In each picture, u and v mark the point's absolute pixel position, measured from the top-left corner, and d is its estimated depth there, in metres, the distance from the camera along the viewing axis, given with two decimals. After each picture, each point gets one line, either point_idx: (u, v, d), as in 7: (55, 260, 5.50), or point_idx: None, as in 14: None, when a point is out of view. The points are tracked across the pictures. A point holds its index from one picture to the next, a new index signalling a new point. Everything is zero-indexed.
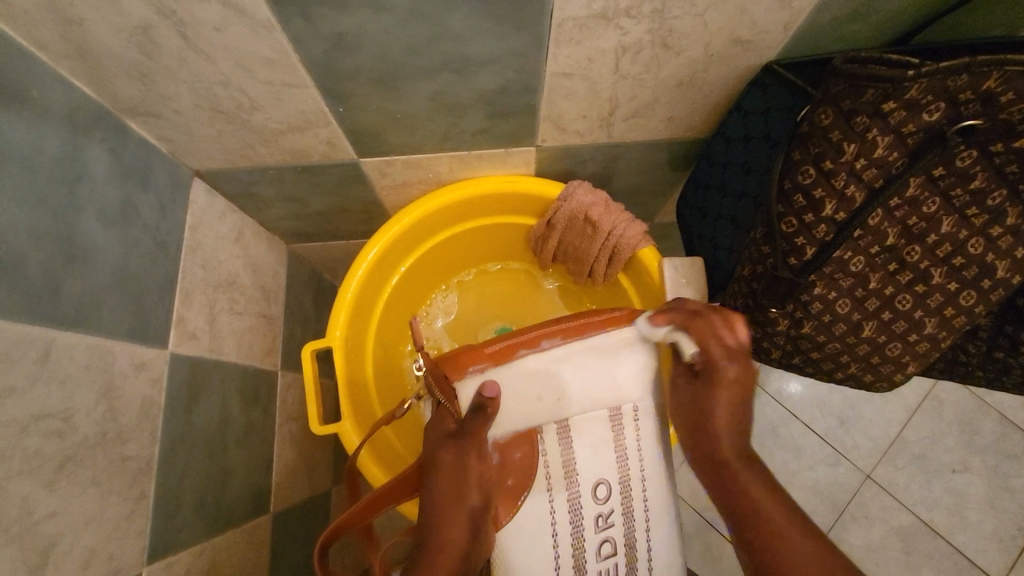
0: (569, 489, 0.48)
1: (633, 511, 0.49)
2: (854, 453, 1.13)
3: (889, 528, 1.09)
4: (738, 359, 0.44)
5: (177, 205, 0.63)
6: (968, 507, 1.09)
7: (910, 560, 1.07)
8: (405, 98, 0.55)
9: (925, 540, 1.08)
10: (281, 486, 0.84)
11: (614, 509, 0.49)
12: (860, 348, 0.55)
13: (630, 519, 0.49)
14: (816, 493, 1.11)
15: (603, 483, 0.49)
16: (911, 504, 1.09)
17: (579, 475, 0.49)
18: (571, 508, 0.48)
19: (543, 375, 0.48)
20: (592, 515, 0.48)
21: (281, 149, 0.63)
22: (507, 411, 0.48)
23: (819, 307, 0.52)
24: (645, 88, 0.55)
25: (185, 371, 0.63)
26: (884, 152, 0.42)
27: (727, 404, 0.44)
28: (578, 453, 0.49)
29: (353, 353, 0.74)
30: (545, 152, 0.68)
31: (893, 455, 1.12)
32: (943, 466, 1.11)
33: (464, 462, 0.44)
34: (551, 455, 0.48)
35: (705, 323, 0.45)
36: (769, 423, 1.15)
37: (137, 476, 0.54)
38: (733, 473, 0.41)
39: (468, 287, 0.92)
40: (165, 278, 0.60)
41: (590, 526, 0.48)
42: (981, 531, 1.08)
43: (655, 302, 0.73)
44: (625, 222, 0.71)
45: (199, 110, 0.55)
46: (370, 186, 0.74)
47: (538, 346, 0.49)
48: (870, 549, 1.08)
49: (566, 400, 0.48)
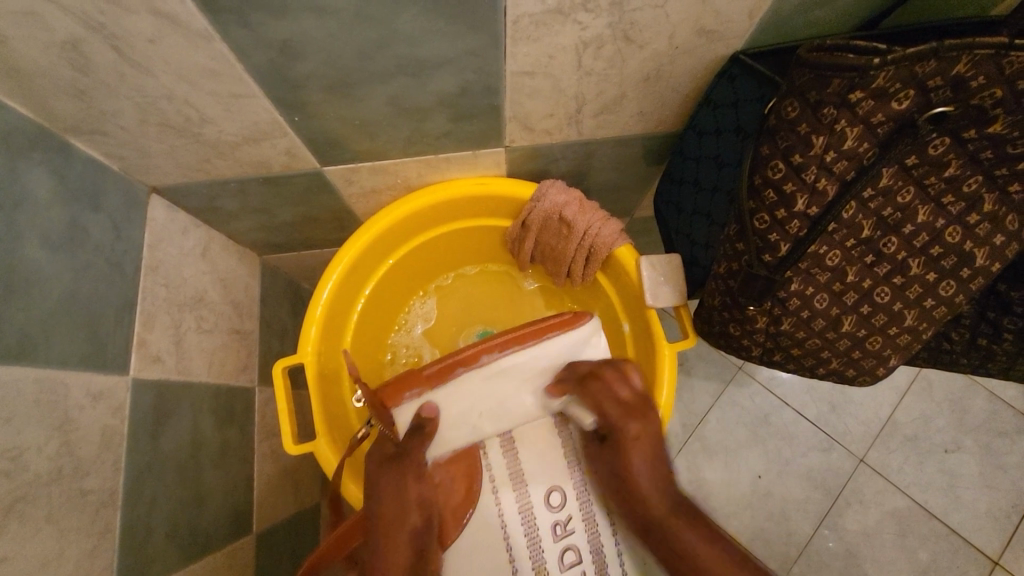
0: (522, 502, 0.55)
1: (592, 514, 0.56)
2: (846, 438, 1.12)
3: (884, 512, 1.09)
4: (635, 414, 0.50)
5: (133, 224, 0.60)
6: (961, 487, 1.09)
7: (905, 542, 1.07)
8: (362, 103, 0.53)
9: (919, 522, 1.08)
10: (264, 503, 0.82)
11: (572, 516, 0.55)
12: (841, 344, 0.53)
13: (590, 526, 0.56)
14: (810, 480, 1.11)
15: (556, 492, 0.56)
16: (904, 486, 1.09)
17: (530, 489, 0.55)
18: (524, 514, 0.55)
19: (482, 390, 0.52)
20: (549, 524, 0.55)
21: (239, 161, 0.60)
22: (446, 433, 0.52)
23: (797, 304, 0.50)
24: (610, 83, 0.54)
25: (150, 397, 0.60)
26: (855, 143, 0.41)
27: (644, 465, 0.48)
28: (525, 464, 0.56)
29: (327, 368, 0.71)
30: (515, 152, 0.66)
31: (885, 438, 1.12)
32: (935, 446, 1.11)
33: (405, 482, 0.46)
34: (496, 463, 0.56)
35: (603, 386, 0.51)
36: (760, 411, 1.14)
37: (99, 510, 0.52)
38: (671, 533, 0.44)
39: (446, 293, 0.89)
40: (124, 302, 0.58)
41: (548, 534, 0.54)
42: (975, 510, 1.08)
43: (634, 301, 0.70)
44: (601, 220, 0.69)
45: (147, 125, 0.52)
46: (337, 195, 0.71)
47: (478, 364, 0.51)
48: (865, 533, 1.08)
49: (501, 417, 0.55)
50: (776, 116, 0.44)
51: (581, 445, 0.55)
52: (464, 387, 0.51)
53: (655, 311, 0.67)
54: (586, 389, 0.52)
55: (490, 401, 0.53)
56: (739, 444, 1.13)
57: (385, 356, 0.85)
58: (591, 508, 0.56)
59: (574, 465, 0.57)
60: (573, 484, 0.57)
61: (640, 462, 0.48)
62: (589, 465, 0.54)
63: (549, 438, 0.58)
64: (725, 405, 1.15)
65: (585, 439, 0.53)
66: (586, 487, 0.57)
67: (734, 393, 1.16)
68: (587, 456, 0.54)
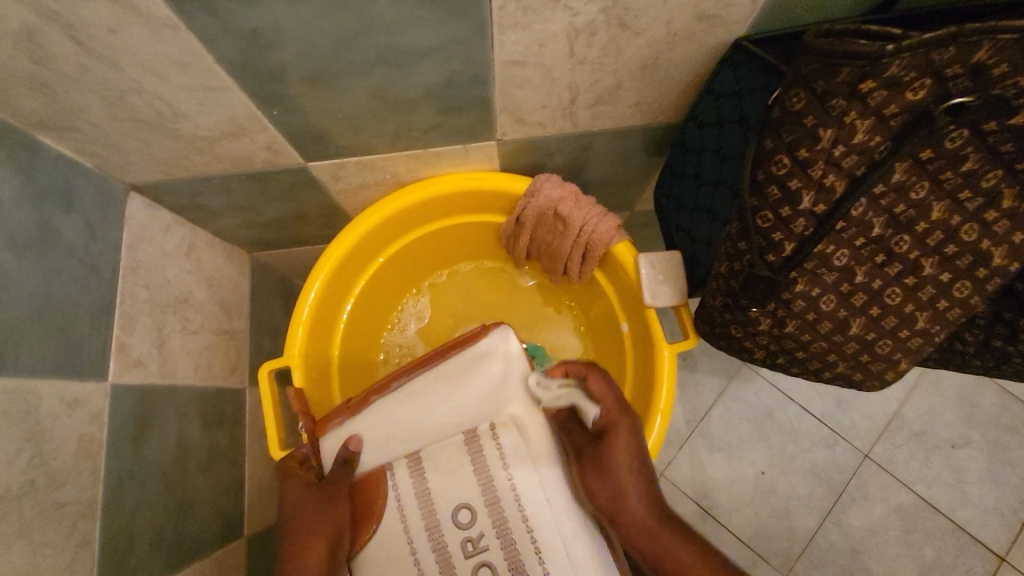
0: (426, 516, 0.53)
1: (506, 530, 0.51)
2: (852, 433, 1.10)
3: (890, 507, 1.06)
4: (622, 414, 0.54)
5: (110, 223, 0.58)
6: (969, 482, 1.06)
7: (910, 538, 1.05)
8: (344, 95, 0.50)
9: (925, 518, 1.06)
10: (256, 505, 0.80)
11: (483, 532, 0.51)
12: (849, 347, 0.50)
13: (505, 540, 0.51)
14: (814, 476, 1.09)
15: (465, 509, 0.52)
16: (910, 482, 1.07)
17: (436, 503, 0.53)
18: (430, 529, 0.52)
19: (398, 409, 0.58)
20: (459, 540, 0.51)
21: (220, 157, 0.58)
22: (371, 455, 0.57)
23: (802, 305, 0.47)
24: (605, 73, 0.51)
25: (131, 402, 0.58)
26: (866, 136, 0.38)
27: (626, 452, 0.51)
28: (432, 481, 0.53)
29: (315, 370, 0.69)
30: (508, 146, 0.64)
31: (891, 433, 1.10)
32: (942, 442, 1.08)
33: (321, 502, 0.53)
34: (405, 487, 0.54)
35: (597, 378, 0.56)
36: (764, 406, 1.12)
37: (77, 522, 0.50)
38: (651, 529, 0.48)
39: (441, 290, 0.87)
40: (101, 305, 0.56)
41: (458, 551, 0.51)
42: (982, 506, 1.05)
43: (633, 300, 0.68)
44: (597, 216, 0.66)
45: (118, 121, 0.50)
46: (325, 190, 0.69)
47: (385, 392, 0.59)
48: (870, 530, 1.06)
49: (415, 437, 0.56)
50: (781, 107, 0.41)
51: (482, 441, 0.54)
52: (377, 415, 0.58)
53: (655, 311, 0.65)
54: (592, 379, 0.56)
55: (404, 419, 0.57)
56: (743, 440, 1.11)
57: (378, 356, 0.83)
58: (505, 521, 0.51)
59: (494, 480, 0.53)
60: (483, 497, 0.52)
61: (626, 459, 0.51)
62: (494, 459, 0.53)
63: (458, 455, 0.54)
64: (729, 399, 1.13)
65: (490, 438, 0.54)
66: (495, 493, 0.52)
67: (738, 387, 1.13)
68: (485, 450, 0.54)
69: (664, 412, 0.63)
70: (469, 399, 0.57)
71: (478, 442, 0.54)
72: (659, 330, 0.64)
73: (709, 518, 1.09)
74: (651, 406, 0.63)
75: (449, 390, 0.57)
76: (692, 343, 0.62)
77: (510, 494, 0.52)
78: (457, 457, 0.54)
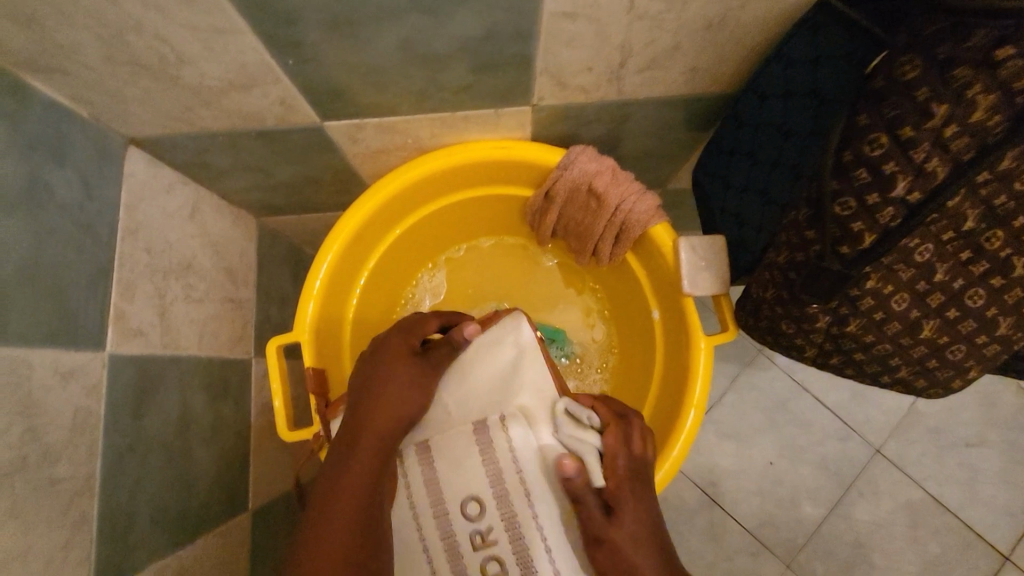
0: (433, 506, 0.48)
1: (518, 525, 0.47)
2: (865, 427, 1.07)
3: (898, 503, 1.04)
4: (636, 479, 0.45)
5: (107, 180, 0.53)
6: (980, 481, 1.04)
7: (916, 534, 1.03)
8: (367, 45, 0.44)
9: (933, 515, 1.03)
10: (261, 478, 0.77)
11: (492, 525, 0.47)
12: (916, 352, 0.45)
13: (516, 536, 0.47)
14: (824, 469, 1.06)
15: (472, 500, 0.48)
16: (921, 479, 1.04)
17: (442, 492, 0.49)
18: (436, 519, 0.48)
19: None
20: (467, 532, 0.48)
21: (228, 112, 0.53)
22: None
23: (870, 303, 0.43)
24: (664, 31, 0.45)
25: (131, 373, 0.55)
26: (984, 115, 0.33)
27: (638, 532, 0.42)
28: (436, 472, 0.49)
29: (327, 346, 0.65)
30: (542, 112, 0.58)
31: (905, 429, 1.06)
32: (957, 440, 1.05)
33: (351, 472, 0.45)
34: (412, 475, 0.49)
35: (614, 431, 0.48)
36: (778, 396, 1.08)
37: (73, 500, 0.47)
38: None
39: (457, 265, 0.82)
40: (98, 269, 0.52)
41: (466, 544, 0.47)
42: (992, 505, 1.03)
43: (668, 288, 0.63)
44: (636, 194, 0.61)
45: (115, 64, 0.45)
46: (340, 153, 0.63)
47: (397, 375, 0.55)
48: (876, 523, 1.04)
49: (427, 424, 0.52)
50: (886, 76, 0.36)
51: (491, 432, 0.49)
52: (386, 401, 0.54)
53: (693, 299, 0.60)
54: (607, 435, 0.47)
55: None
56: (753, 429, 1.08)
57: None
58: (516, 517, 0.47)
59: (505, 473, 0.48)
60: (492, 488, 0.48)
61: (634, 543, 0.41)
62: (504, 451, 0.48)
63: (465, 445, 0.49)
64: (742, 387, 1.09)
65: (499, 429, 0.49)
66: (505, 486, 0.48)
67: (752, 375, 1.09)
68: (493, 441, 0.49)
69: (698, 406, 0.59)
70: (483, 385, 0.52)
71: (489, 434, 0.49)
72: (696, 320, 0.60)
73: (715, 506, 1.06)
74: (684, 400, 0.60)
75: (461, 376, 0.53)
76: (729, 335, 0.58)
77: (520, 486, 0.47)
78: (464, 447, 0.49)
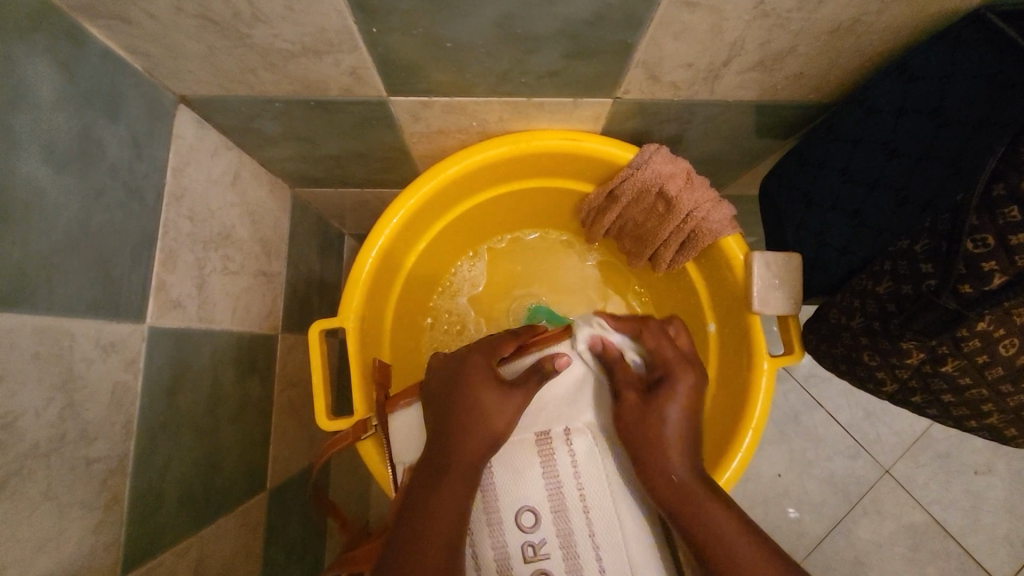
0: (488, 511, 0.51)
1: (572, 542, 0.51)
2: (876, 446, 1.00)
3: (900, 525, 0.98)
4: (688, 360, 0.53)
5: (156, 139, 0.49)
6: (983, 510, 0.97)
7: (916, 557, 0.97)
8: (460, 19, 0.41)
9: (934, 539, 0.97)
10: (282, 456, 0.74)
11: (546, 540, 0.50)
12: (1013, 400, 0.42)
13: (567, 549, 0.50)
14: (830, 484, 1.00)
15: (529, 512, 0.51)
16: (926, 502, 0.98)
17: (501, 502, 0.51)
18: (491, 527, 0.51)
19: None
20: (520, 544, 0.51)
21: (290, 77, 0.48)
22: None
23: (975, 346, 0.40)
24: (785, 32, 0.41)
25: (167, 348, 0.51)
26: None
27: (681, 406, 0.48)
28: (496, 478, 0.52)
29: (370, 331, 0.62)
30: (621, 107, 0.54)
31: (915, 451, 1.00)
32: (965, 466, 0.99)
33: (448, 488, 0.45)
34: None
35: (653, 330, 0.55)
36: (791, 409, 1.02)
37: (106, 480, 0.44)
38: (693, 491, 0.44)
39: (500, 256, 0.79)
40: (142, 236, 0.48)
41: (518, 555, 0.50)
42: (993, 534, 0.97)
43: (733, 303, 0.60)
44: (711, 202, 0.58)
45: (183, 15, 0.41)
46: (397, 131, 0.59)
47: None
48: (877, 543, 0.98)
49: None
50: None
51: (555, 444, 0.53)
52: None
53: (759, 318, 0.57)
54: (647, 328, 0.56)
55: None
56: (762, 440, 1.02)
57: (427, 320, 0.76)
58: (568, 529, 0.51)
59: (563, 486, 0.52)
60: (551, 504, 0.51)
61: (677, 410, 0.48)
62: (566, 465, 0.53)
63: (528, 455, 0.53)
64: None
65: (563, 443, 0.53)
66: (564, 503, 0.52)
67: None
68: (556, 455, 0.53)
69: (755, 424, 0.57)
70: (549, 403, 0.55)
71: (553, 446, 0.53)
72: (761, 339, 0.57)
73: None
74: (743, 418, 0.57)
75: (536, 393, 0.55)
76: (796, 356, 0.55)
77: (576, 490, 0.52)
78: (528, 457, 0.53)
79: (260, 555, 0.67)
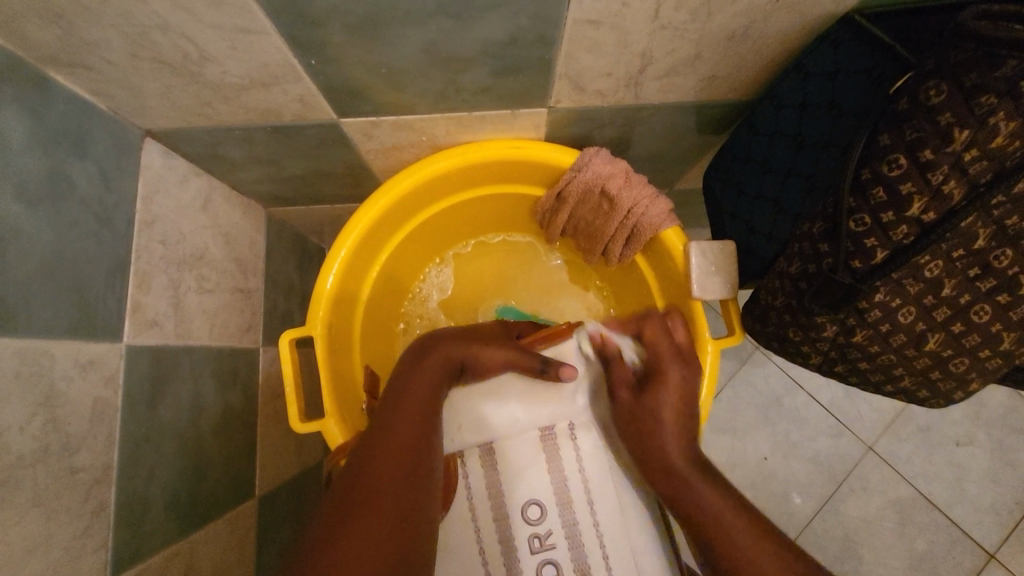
0: (495, 508, 0.59)
1: (575, 530, 0.58)
2: (858, 425, 1.04)
3: (887, 500, 1.01)
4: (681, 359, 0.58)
5: (125, 172, 0.54)
6: (968, 481, 1.00)
7: (904, 531, 1.00)
8: (391, 47, 0.45)
9: (921, 512, 1.00)
10: (268, 464, 0.77)
11: (550, 531, 0.58)
12: (918, 362, 0.46)
13: (572, 539, 0.57)
14: (816, 464, 1.03)
15: (535, 506, 0.59)
16: (911, 476, 1.01)
17: (510, 497, 0.59)
18: (498, 524, 0.58)
19: (483, 393, 0.62)
20: (527, 535, 0.58)
21: (245, 107, 0.52)
22: (464, 433, 0.61)
23: (877, 315, 0.43)
24: (685, 41, 0.45)
25: (146, 362, 0.55)
26: (1007, 141, 0.33)
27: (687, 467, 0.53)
28: (501, 475, 0.60)
29: (338, 340, 0.66)
30: (558, 114, 0.58)
31: (898, 427, 1.03)
32: (947, 439, 1.02)
33: (398, 407, 0.51)
34: (473, 475, 0.60)
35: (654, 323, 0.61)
36: (773, 393, 1.06)
37: (92, 489, 0.48)
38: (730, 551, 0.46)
39: (465, 260, 0.83)
40: (115, 262, 0.52)
41: (525, 546, 0.57)
42: (978, 503, 0.99)
43: (678, 292, 0.64)
44: (649, 198, 0.62)
45: (138, 60, 0.45)
46: (353, 149, 0.63)
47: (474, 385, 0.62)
48: (865, 520, 1.00)
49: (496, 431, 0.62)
50: (912, 99, 0.37)
51: (560, 440, 0.62)
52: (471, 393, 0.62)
53: (700, 303, 0.61)
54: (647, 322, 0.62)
55: (490, 413, 0.62)
56: (749, 425, 1.05)
57: (399, 326, 0.80)
58: (572, 520, 0.58)
59: (568, 477, 0.60)
60: (555, 498, 0.59)
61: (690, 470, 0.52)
62: (570, 458, 0.61)
63: (534, 450, 0.61)
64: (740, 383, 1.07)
65: (568, 438, 0.62)
66: (568, 495, 0.59)
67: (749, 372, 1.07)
68: (561, 448, 0.61)
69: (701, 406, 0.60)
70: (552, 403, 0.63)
71: (557, 440, 0.61)
72: (703, 322, 0.61)
73: None
74: None
75: (536, 393, 0.62)
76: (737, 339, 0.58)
77: (579, 479, 0.60)
78: (534, 454, 0.61)
79: (253, 560, 0.70)
